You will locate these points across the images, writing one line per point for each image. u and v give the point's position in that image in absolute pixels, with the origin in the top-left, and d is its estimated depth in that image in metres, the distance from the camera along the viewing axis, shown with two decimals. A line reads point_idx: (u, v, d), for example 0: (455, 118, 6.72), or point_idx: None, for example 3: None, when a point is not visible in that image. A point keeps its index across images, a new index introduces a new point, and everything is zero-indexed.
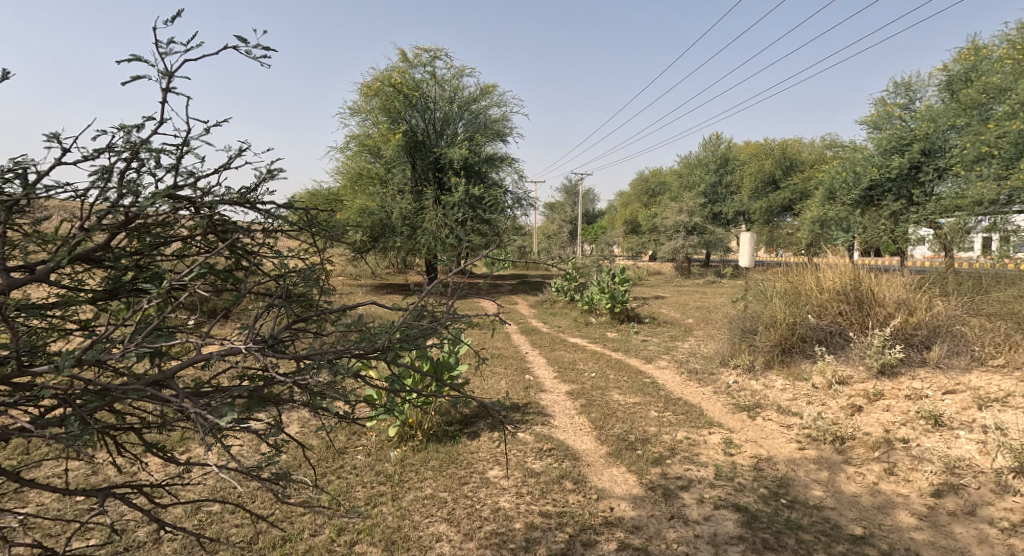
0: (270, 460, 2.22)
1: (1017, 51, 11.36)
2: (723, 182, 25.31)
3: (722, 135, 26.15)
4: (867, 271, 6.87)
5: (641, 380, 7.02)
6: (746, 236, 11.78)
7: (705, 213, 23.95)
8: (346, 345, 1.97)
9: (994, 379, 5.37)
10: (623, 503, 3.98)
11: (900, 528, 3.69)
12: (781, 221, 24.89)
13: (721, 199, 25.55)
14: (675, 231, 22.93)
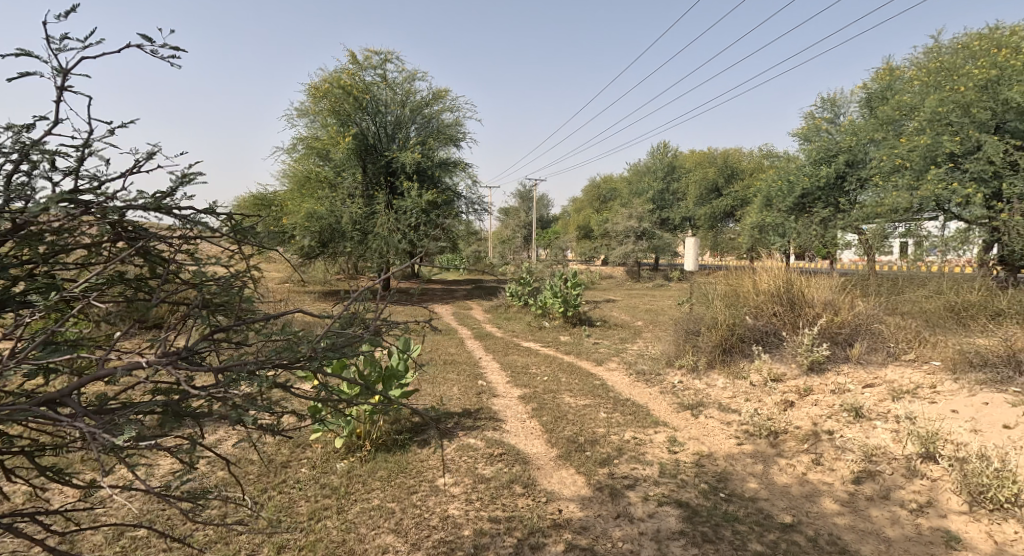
0: (185, 475, 2.16)
1: (926, 72, 12.48)
2: (670, 189, 26.30)
3: (668, 145, 27.23)
4: (798, 274, 7.33)
5: (591, 382, 7.18)
6: (692, 240, 12.15)
7: (652, 218, 24.72)
8: (269, 354, 1.93)
9: (906, 372, 5.84)
10: (571, 504, 4.08)
11: (825, 514, 3.96)
12: (724, 227, 25.94)
13: (669, 205, 26.52)
14: (625, 236, 23.54)
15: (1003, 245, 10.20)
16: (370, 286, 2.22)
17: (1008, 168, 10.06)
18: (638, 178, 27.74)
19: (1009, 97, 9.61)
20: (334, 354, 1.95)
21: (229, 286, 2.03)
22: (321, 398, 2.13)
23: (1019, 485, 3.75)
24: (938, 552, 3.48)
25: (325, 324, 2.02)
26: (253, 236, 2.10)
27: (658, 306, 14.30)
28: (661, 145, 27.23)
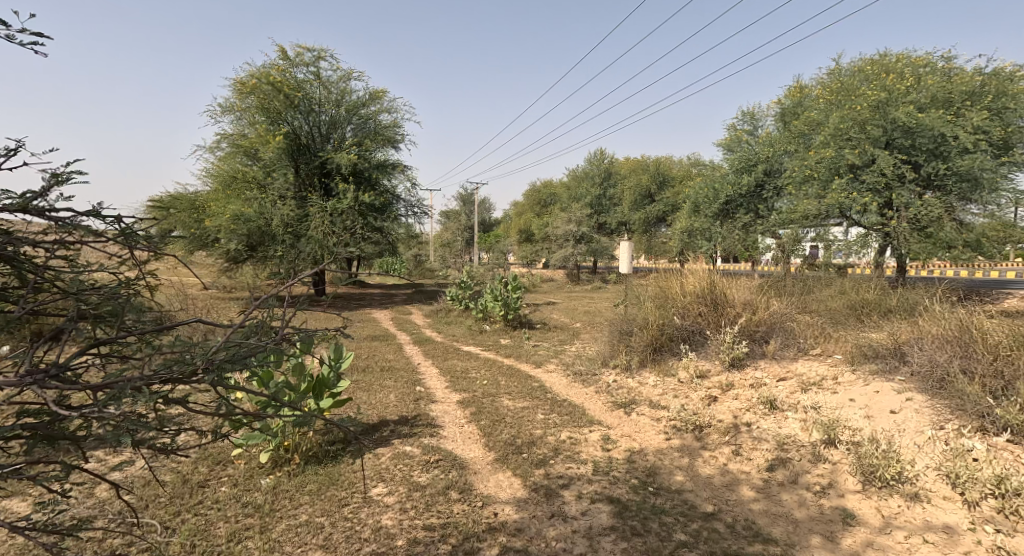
0: (59, 505, 1.97)
1: (830, 91, 13.63)
2: (607, 195, 27.15)
3: (603, 151, 28.04)
4: (721, 276, 7.76)
5: (529, 384, 7.26)
6: (626, 243, 12.37)
7: (589, 223, 25.31)
8: (160, 369, 1.83)
9: (814, 365, 6.32)
10: (507, 507, 4.10)
11: (742, 501, 4.22)
12: (656, 232, 26.92)
13: (606, 210, 27.28)
14: (564, 240, 23.95)
15: (896, 248, 11.27)
16: (278, 293, 2.14)
17: (898, 179, 11.15)
18: (576, 183, 28.34)
19: (896, 116, 10.63)
20: (232, 366, 1.85)
21: (114, 295, 1.92)
22: (222, 413, 2.02)
23: (902, 464, 4.16)
24: (837, 529, 3.79)
25: (225, 334, 1.92)
26: (143, 239, 1.98)
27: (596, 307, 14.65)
28: (598, 152, 28.00)
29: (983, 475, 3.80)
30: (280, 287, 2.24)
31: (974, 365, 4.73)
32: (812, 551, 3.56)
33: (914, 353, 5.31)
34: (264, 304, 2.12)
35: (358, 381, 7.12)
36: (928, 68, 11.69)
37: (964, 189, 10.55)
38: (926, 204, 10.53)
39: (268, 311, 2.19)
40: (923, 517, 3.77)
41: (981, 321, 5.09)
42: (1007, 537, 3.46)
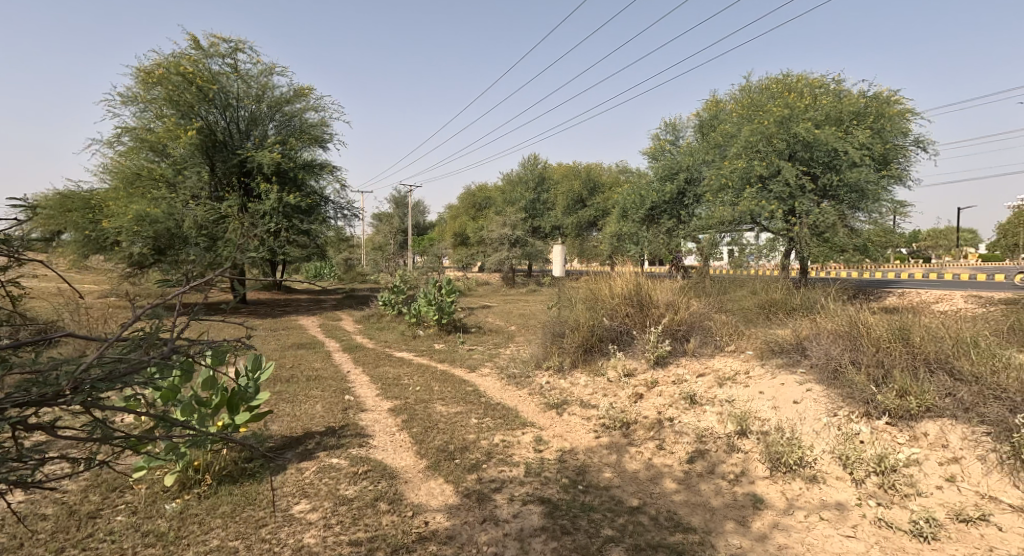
0: None
1: (741, 107, 14.65)
2: (541, 199, 27.61)
3: (536, 157, 28.52)
4: (646, 279, 8.12)
5: (463, 389, 7.26)
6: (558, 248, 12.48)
7: (524, 226, 25.57)
8: (23, 393, 1.74)
9: (729, 360, 6.75)
10: (438, 515, 4.09)
11: (665, 494, 4.44)
12: (588, 236, 27.57)
13: (540, 214, 27.68)
14: (499, 243, 24.04)
15: (799, 252, 12.25)
16: (165, 303, 2.08)
17: (799, 190, 12.17)
18: (510, 187, 28.58)
19: (797, 131, 11.59)
20: (108, 384, 1.77)
21: None
22: (98, 438, 1.91)
23: (803, 449, 4.54)
24: (748, 514, 4.08)
25: (99, 350, 1.82)
26: (4, 245, 1.86)
27: (529, 310, 14.83)
28: (531, 157, 28.44)
29: (867, 456, 4.22)
30: (167, 297, 2.18)
31: (861, 356, 5.23)
32: (726, 536, 3.81)
33: (814, 346, 5.81)
34: (150, 314, 2.04)
35: (282, 393, 6.81)
36: (823, 89, 12.81)
37: (852, 199, 11.82)
38: (822, 211, 11.63)
39: (154, 320, 2.10)
40: (819, 497, 4.13)
41: (866, 318, 5.65)
42: (887, 509, 3.87)
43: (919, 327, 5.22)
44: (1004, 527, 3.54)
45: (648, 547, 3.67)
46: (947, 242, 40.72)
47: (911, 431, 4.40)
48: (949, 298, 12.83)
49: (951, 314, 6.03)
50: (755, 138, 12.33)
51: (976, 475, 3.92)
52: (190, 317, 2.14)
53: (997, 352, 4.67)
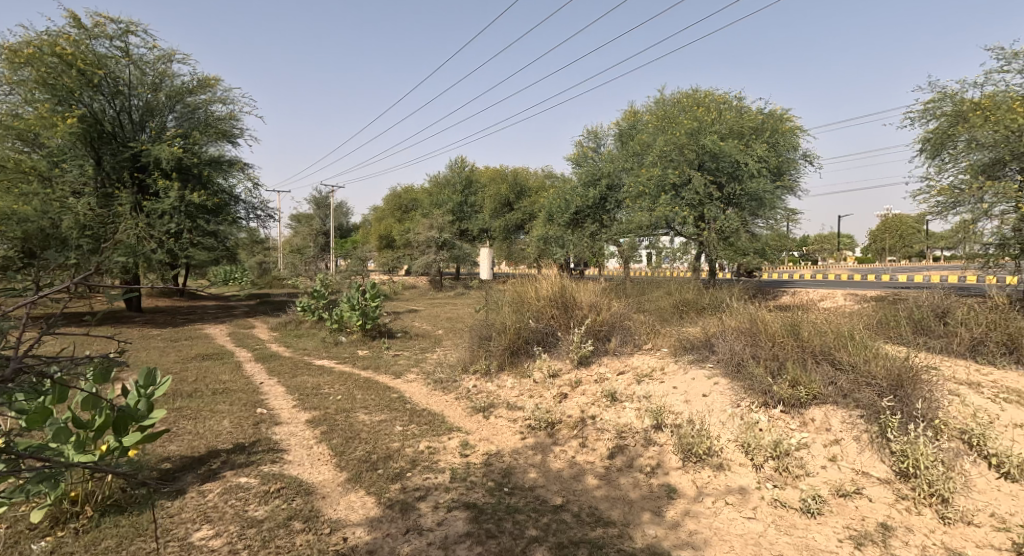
0: None
1: (656, 118, 15.41)
2: (468, 202, 27.46)
3: (463, 159, 28.39)
4: (569, 281, 8.32)
5: (387, 396, 7.10)
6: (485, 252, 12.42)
7: (451, 230, 25.40)
8: None
9: (647, 357, 7.07)
10: (358, 529, 3.98)
11: (587, 490, 4.59)
12: (516, 239, 27.80)
13: (467, 217, 27.57)
14: (426, 246, 23.75)
15: (708, 255, 13.07)
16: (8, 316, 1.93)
17: (708, 197, 12.97)
18: (437, 190, 28.25)
19: (705, 143, 12.37)
20: None
21: None
22: None
23: (712, 440, 4.85)
24: (662, 504, 4.31)
25: None
26: None
27: (456, 314, 14.74)
28: (459, 160, 28.28)
29: (765, 441, 4.58)
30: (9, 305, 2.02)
31: (759, 351, 5.67)
32: (643, 526, 4.00)
33: (721, 343, 6.22)
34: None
35: (183, 410, 6.32)
36: (728, 104, 13.80)
37: (752, 207, 12.86)
38: (727, 218, 12.54)
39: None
40: (725, 483, 4.44)
41: (763, 316, 6.14)
42: (781, 490, 4.23)
43: (809, 323, 5.74)
44: (875, 498, 4.00)
45: (571, 544, 3.78)
46: (832, 245, 45.09)
47: (801, 417, 4.84)
48: (833, 296, 14.24)
49: (836, 311, 6.69)
50: (669, 148, 13.03)
51: (852, 453, 4.39)
52: (42, 331, 2.01)
53: (869, 344, 5.26)
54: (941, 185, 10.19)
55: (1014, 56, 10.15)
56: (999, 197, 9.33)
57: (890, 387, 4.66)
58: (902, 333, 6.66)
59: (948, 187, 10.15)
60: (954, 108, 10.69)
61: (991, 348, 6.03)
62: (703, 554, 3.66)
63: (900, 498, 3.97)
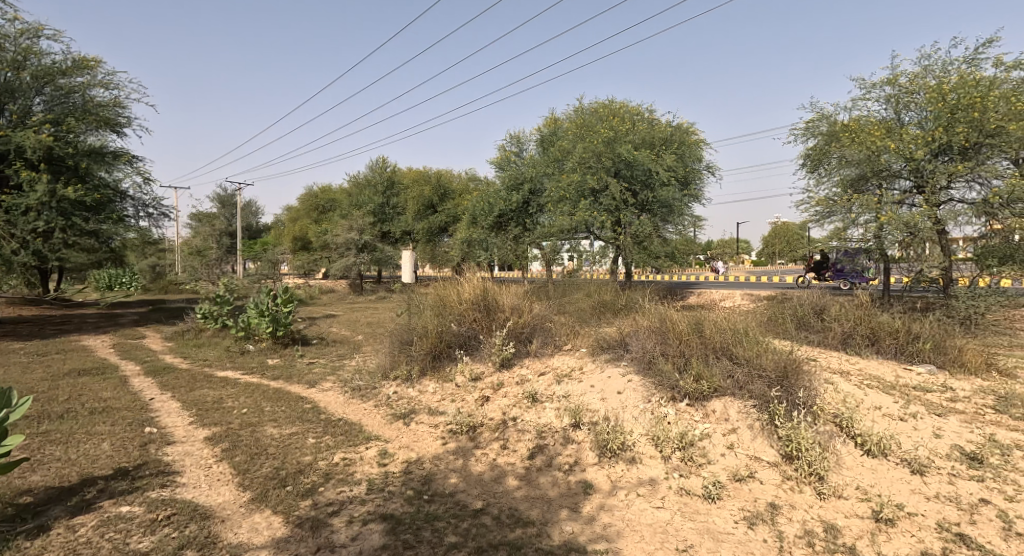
0: None
1: (576, 126, 15.90)
2: (390, 204, 26.86)
3: (384, 159, 27.76)
4: (490, 284, 8.37)
5: (300, 407, 6.79)
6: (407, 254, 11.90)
7: (372, 232, 24.75)
8: None
9: (566, 358, 7.27)
10: (263, 552, 3.78)
11: (507, 492, 4.65)
12: (440, 241, 27.42)
13: (389, 219, 26.97)
14: (345, 248, 22.97)
15: (625, 259, 13.68)
16: None
17: (623, 203, 13.57)
18: (357, 190, 27.37)
19: (620, 152, 12.95)
20: None
21: None
22: None
23: (625, 435, 5.07)
24: (579, 500, 4.44)
25: None
26: None
27: (377, 318, 14.35)
28: (380, 159, 27.63)
29: (673, 434, 4.87)
30: None
31: (668, 348, 6.00)
32: (560, 524, 4.10)
33: (635, 342, 6.51)
34: None
35: (53, 434, 5.67)
36: (641, 116, 14.54)
37: (663, 213, 13.60)
38: (642, 223, 13.20)
39: None
40: (637, 475, 4.65)
41: (671, 315, 6.51)
42: (686, 479, 4.51)
43: (712, 322, 6.15)
44: (765, 480, 4.36)
45: (490, 547, 3.82)
46: (734, 248, 48.61)
47: (704, 410, 5.18)
48: (733, 295, 15.38)
49: (736, 310, 7.22)
50: (588, 155, 13.46)
51: (747, 440, 4.76)
52: None
53: (760, 340, 5.74)
54: (818, 197, 11.33)
55: (874, 85, 11.50)
56: (864, 208, 10.56)
57: (778, 378, 5.11)
58: (789, 329, 7.33)
59: (824, 198, 11.30)
60: (828, 128, 11.94)
61: (858, 340, 6.79)
62: (616, 545, 3.82)
63: (786, 478, 4.34)
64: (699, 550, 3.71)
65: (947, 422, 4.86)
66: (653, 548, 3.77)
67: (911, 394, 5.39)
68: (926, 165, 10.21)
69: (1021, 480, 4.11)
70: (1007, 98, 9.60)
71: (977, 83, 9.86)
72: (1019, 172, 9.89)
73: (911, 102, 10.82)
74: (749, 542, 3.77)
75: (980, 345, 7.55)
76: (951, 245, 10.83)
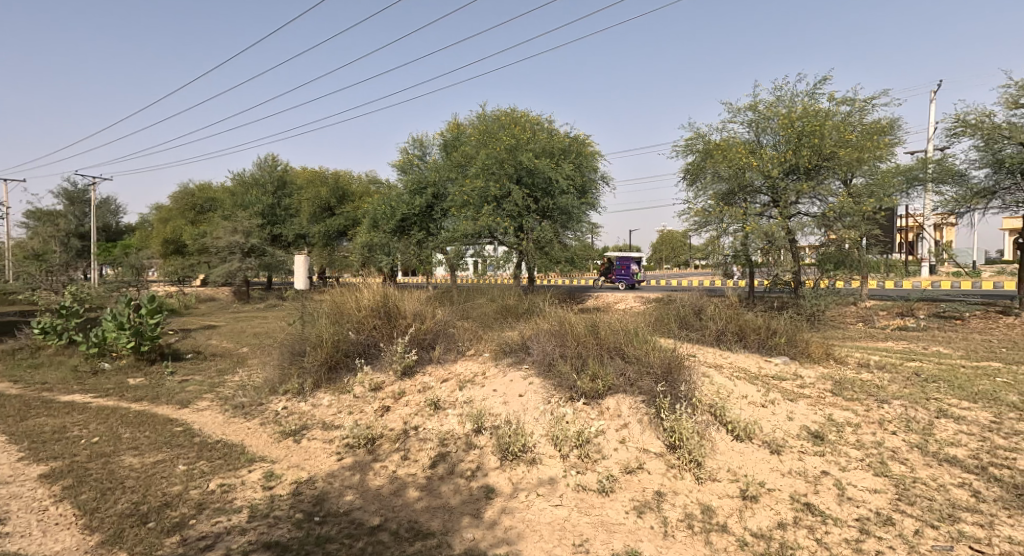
0: None
1: (478, 132, 15.93)
2: (281, 205, 25.28)
3: (275, 157, 26.13)
4: (392, 290, 8.06)
5: (170, 431, 6.08)
6: (301, 259, 10.82)
7: (261, 235, 23.08)
8: None
9: (469, 363, 7.17)
10: None
11: (406, 504, 4.45)
12: (338, 245, 25.81)
13: (280, 221, 25.32)
14: (228, 253, 21.13)
15: (528, 264, 13.94)
16: None
17: (525, 209, 13.81)
18: (242, 189, 25.40)
19: (522, 160, 13.22)
20: None
21: None
22: None
23: (526, 437, 5.07)
24: (481, 505, 4.36)
25: None
26: None
27: (265, 329, 13.32)
28: (269, 156, 25.94)
29: (571, 433, 4.95)
30: None
31: (566, 350, 6.12)
32: (462, 532, 3.99)
33: (535, 344, 6.57)
34: None
35: None
36: (541, 126, 14.89)
37: (563, 220, 13.98)
38: (543, 229, 13.55)
39: None
40: (537, 475, 4.66)
41: (569, 319, 6.68)
42: (583, 475, 4.59)
43: (607, 324, 6.37)
44: (652, 470, 4.55)
45: None
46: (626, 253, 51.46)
47: (599, 408, 5.33)
48: (625, 298, 16.16)
49: (629, 313, 7.58)
50: (490, 162, 13.54)
51: (637, 434, 4.96)
52: None
53: (649, 339, 6.05)
54: (695, 208, 12.23)
55: (740, 109, 12.70)
56: (733, 219, 11.62)
57: (664, 374, 5.40)
58: (673, 329, 7.81)
59: (701, 209, 12.21)
60: (703, 146, 12.91)
61: (729, 337, 7.39)
62: (516, 547, 3.79)
63: (670, 466, 4.57)
64: (594, 544, 3.77)
65: (797, 406, 5.42)
66: (552, 546, 3.78)
67: (770, 383, 5.96)
68: (781, 184, 11.47)
69: (851, 452, 4.67)
70: (838, 128, 11.04)
71: (816, 114, 11.26)
72: (848, 191, 11.42)
73: (766, 127, 12.06)
74: (639, 530, 3.91)
75: (824, 339, 8.56)
76: (801, 251, 12.03)
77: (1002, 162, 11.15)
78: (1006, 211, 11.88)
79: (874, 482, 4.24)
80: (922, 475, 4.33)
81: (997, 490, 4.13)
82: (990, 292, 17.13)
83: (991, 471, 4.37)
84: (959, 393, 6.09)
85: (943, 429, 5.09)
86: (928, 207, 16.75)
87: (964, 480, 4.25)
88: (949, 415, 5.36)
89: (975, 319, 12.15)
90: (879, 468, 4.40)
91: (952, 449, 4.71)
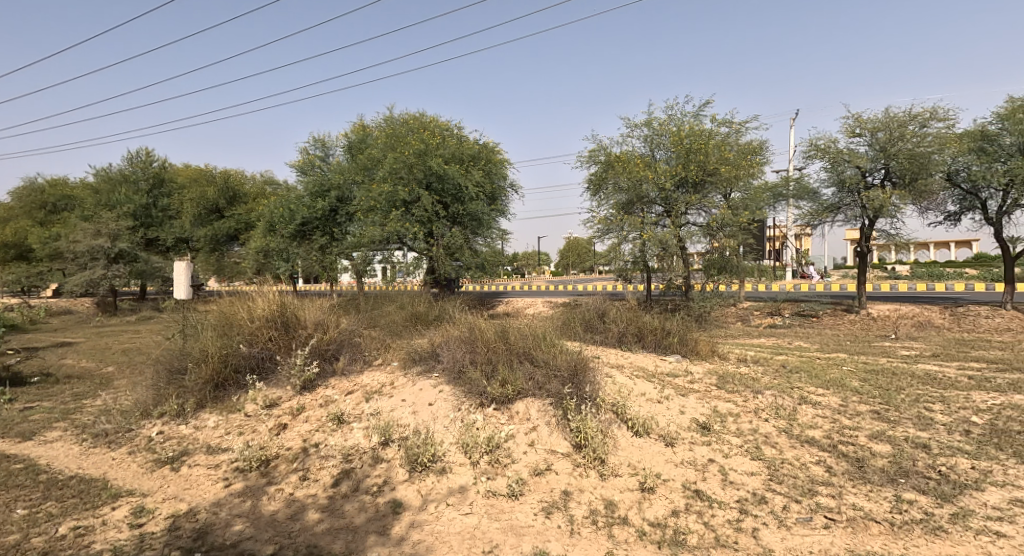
0: None
1: (385, 136, 15.38)
2: (158, 204, 22.83)
3: (150, 152, 23.59)
4: (291, 299, 7.47)
5: (9, 470, 5.14)
6: (181, 265, 9.77)
7: (133, 238, 20.70)
8: None
9: (375, 374, 6.79)
10: None
11: (304, 528, 4.06)
12: (228, 250, 23.88)
13: (157, 223, 22.84)
14: (88, 258, 18.76)
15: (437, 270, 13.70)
16: None
17: (434, 215, 13.53)
18: (109, 187, 22.61)
19: (431, 164, 12.94)
20: None
21: None
22: None
23: (436, 448, 4.83)
24: (386, 522, 4.07)
25: None
26: None
27: (136, 345, 11.86)
28: (144, 151, 23.41)
29: (480, 439, 4.80)
30: None
31: (476, 356, 5.98)
32: (365, 552, 3.69)
33: (445, 352, 6.35)
34: None
35: None
36: (449, 132, 14.71)
37: (472, 226, 13.87)
38: (453, 235, 13.37)
39: None
40: (446, 486, 4.45)
41: (478, 324, 6.56)
42: (492, 481, 4.45)
43: (516, 329, 6.31)
44: (560, 471, 4.51)
45: None
46: (532, 260, 52.63)
47: (509, 412, 5.23)
48: (533, 303, 16.37)
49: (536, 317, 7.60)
50: (398, 166, 13.11)
51: (545, 436, 4.90)
52: None
53: (556, 343, 6.07)
54: (597, 216, 12.60)
55: (636, 126, 13.35)
56: (633, 227, 12.12)
57: (569, 375, 5.42)
58: (577, 331, 7.93)
59: (603, 218, 12.57)
60: (604, 158, 13.38)
61: (630, 338, 7.64)
62: None
63: (576, 465, 4.55)
64: (502, 550, 3.64)
65: (688, 401, 5.66)
66: None
67: (665, 380, 6.19)
68: (674, 196, 12.19)
69: (732, 439, 4.92)
70: (719, 146, 11.89)
71: (701, 133, 12.06)
72: (728, 204, 12.29)
73: (659, 143, 12.72)
74: (546, 530, 3.83)
75: (711, 338, 9.12)
76: (693, 257, 12.77)
77: (843, 182, 12.58)
78: (849, 224, 13.42)
79: (752, 465, 4.49)
80: (788, 456, 4.64)
81: (845, 464, 4.51)
82: (838, 293, 19.53)
83: (840, 448, 4.78)
84: (814, 381, 6.70)
85: (803, 414, 5.53)
86: (791, 219, 18.66)
87: (820, 457, 4.61)
88: (808, 401, 5.86)
89: (827, 316, 13.61)
90: (755, 452, 4.67)
91: (811, 431, 5.12)
